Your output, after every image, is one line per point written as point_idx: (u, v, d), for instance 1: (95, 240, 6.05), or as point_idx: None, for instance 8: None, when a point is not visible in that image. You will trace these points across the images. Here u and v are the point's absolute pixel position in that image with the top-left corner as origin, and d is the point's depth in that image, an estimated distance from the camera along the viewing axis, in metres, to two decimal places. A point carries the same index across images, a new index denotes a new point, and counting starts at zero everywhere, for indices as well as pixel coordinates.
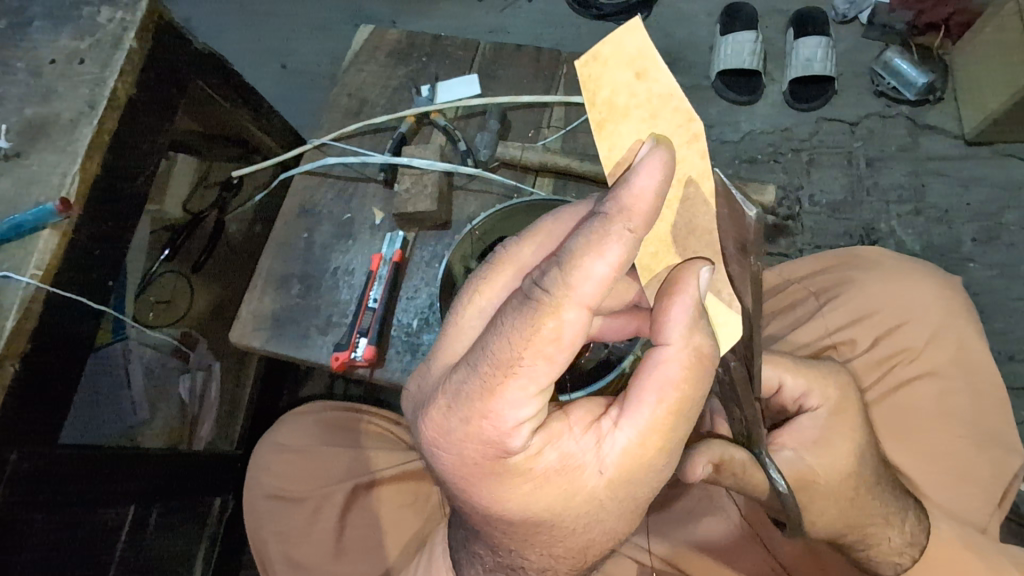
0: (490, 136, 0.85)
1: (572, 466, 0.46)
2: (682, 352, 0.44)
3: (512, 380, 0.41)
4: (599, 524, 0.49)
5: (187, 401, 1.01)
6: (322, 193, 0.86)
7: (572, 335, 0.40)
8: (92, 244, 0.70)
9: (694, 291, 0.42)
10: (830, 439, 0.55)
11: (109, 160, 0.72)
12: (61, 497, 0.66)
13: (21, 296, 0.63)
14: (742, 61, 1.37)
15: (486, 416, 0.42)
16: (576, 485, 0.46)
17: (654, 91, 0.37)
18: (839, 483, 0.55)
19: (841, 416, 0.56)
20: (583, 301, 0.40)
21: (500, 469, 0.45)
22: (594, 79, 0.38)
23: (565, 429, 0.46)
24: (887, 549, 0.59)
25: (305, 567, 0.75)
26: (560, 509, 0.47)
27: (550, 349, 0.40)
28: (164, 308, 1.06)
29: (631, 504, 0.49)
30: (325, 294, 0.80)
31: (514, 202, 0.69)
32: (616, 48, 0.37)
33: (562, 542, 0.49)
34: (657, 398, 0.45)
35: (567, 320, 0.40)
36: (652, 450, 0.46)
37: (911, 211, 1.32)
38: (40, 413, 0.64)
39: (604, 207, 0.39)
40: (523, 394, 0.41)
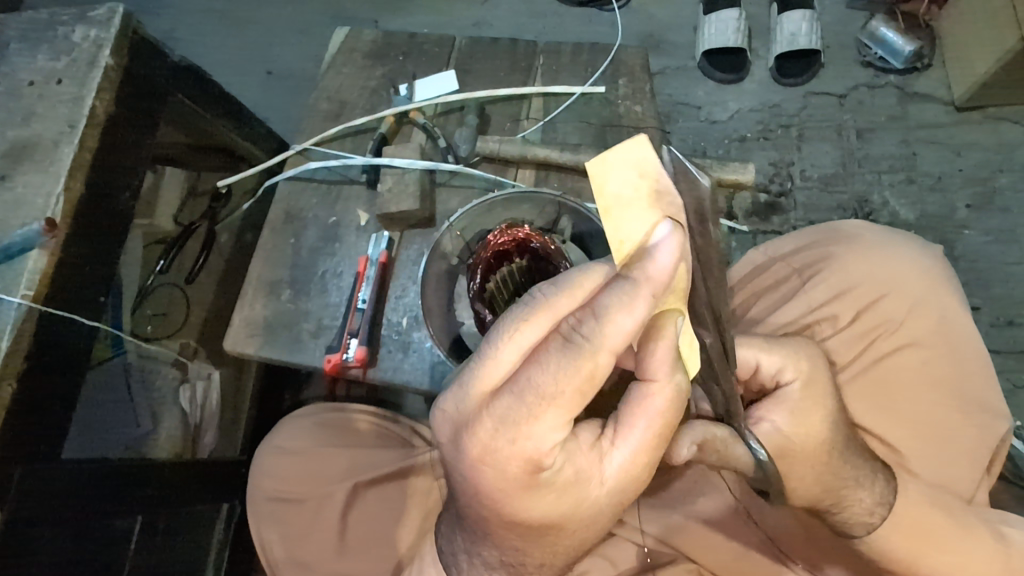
0: (468, 132, 0.86)
1: (584, 480, 0.48)
2: (668, 388, 0.46)
3: (555, 413, 0.43)
4: (596, 524, 0.52)
5: (188, 410, 1.02)
6: (308, 198, 0.87)
7: (602, 376, 0.44)
8: (80, 261, 0.70)
9: (673, 336, 0.44)
10: (807, 410, 0.56)
11: (92, 178, 0.72)
12: (69, 510, 0.68)
13: (14, 316, 0.64)
14: (727, 40, 1.36)
15: (529, 441, 0.44)
16: (586, 496, 0.49)
17: (656, 189, 0.40)
18: (814, 447, 0.55)
19: (813, 391, 0.57)
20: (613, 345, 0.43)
21: (529, 486, 0.46)
22: (601, 177, 0.39)
23: (580, 449, 0.48)
24: (859, 504, 0.58)
25: (308, 566, 0.76)
26: (566, 518, 0.50)
27: (585, 388, 0.43)
28: (161, 321, 1.08)
29: (621, 509, 0.52)
30: (314, 298, 0.81)
31: (490, 196, 0.66)
32: (623, 150, 0.39)
33: (561, 544, 0.53)
34: (654, 426, 0.48)
35: (601, 364, 0.43)
36: (645, 469, 0.50)
37: (903, 180, 1.31)
38: (41, 428, 0.65)
39: (631, 273, 0.42)
40: (559, 425, 0.44)
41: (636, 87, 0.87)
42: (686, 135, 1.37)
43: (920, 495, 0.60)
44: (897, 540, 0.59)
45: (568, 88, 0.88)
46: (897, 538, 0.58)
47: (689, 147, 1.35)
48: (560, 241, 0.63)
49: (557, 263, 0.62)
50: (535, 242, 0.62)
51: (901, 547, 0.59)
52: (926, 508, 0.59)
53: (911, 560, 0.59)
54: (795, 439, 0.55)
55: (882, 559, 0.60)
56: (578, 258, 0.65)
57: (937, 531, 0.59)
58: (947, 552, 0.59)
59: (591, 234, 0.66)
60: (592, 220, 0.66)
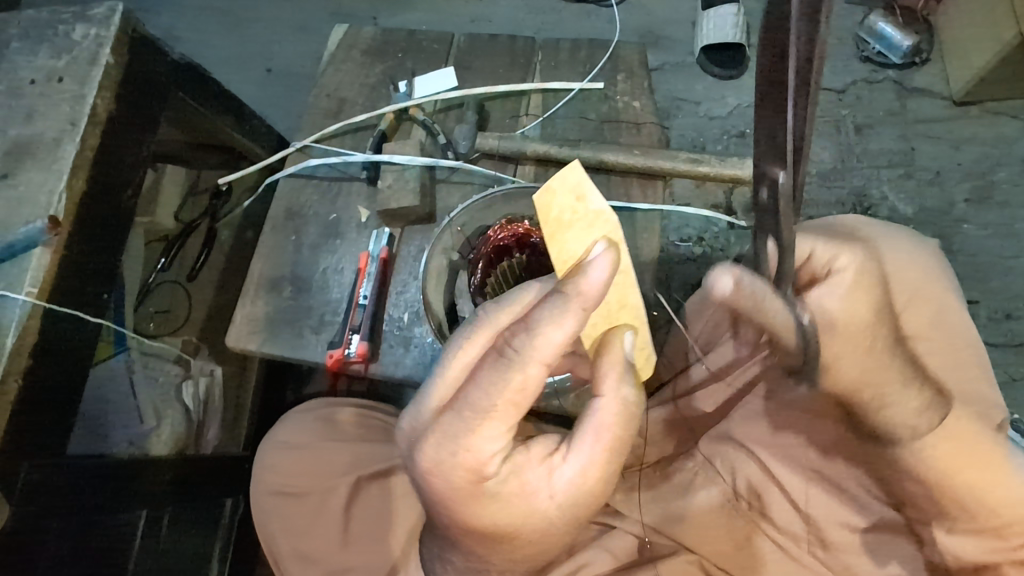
0: (468, 128, 0.85)
1: (533, 488, 0.55)
2: (613, 403, 0.53)
3: (492, 421, 0.51)
4: (553, 531, 0.58)
5: (192, 408, 1.02)
6: (308, 195, 0.87)
7: (534, 387, 0.50)
8: (83, 259, 0.71)
9: (618, 357, 0.51)
10: (856, 296, 0.56)
11: (94, 175, 0.73)
12: (74, 505, 0.69)
13: (19, 313, 0.64)
14: (726, 35, 1.36)
15: (471, 451, 0.52)
16: (537, 504, 0.55)
17: (591, 210, 0.43)
18: (855, 327, 0.56)
19: (866, 285, 0.57)
20: (544, 361, 0.48)
21: (480, 493, 0.54)
22: (546, 205, 0.42)
23: (528, 460, 0.55)
24: (898, 408, 0.56)
25: (312, 558, 0.77)
26: (519, 524, 0.57)
27: (518, 397, 0.50)
28: (164, 318, 1.10)
29: (574, 521, 0.58)
30: (316, 295, 0.82)
31: (490, 192, 0.66)
32: (561, 178, 0.42)
33: (519, 548, 0.60)
34: (598, 438, 0.54)
35: (530, 375, 0.49)
36: (594, 482, 0.55)
37: (902, 175, 1.32)
38: (47, 424, 0.66)
39: (564, 288, 0.45)
40: (496, 432, 0.51)
41: (633, 82, 0.88)
42: (685, 131, 1.37)
43: (979, 422, 0.55)
44: (946, 455, 0.54)
45: (566, 84, 0.88)
46: (937, 454, 0.54)
47: (688, 143, 1.35)
48: None
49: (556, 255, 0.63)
50: (533, 237, 0.64)
51: (941, 464, 0.55)
52: (976, 429, 0.55)
53: (945, 483, 0.55)
54: (838, 325, 0.56)
55: (920, 477, 0.56)
56: None
57: (990, 460, 0.54)
58: (993, 492, 0.54)
59: None
60: None
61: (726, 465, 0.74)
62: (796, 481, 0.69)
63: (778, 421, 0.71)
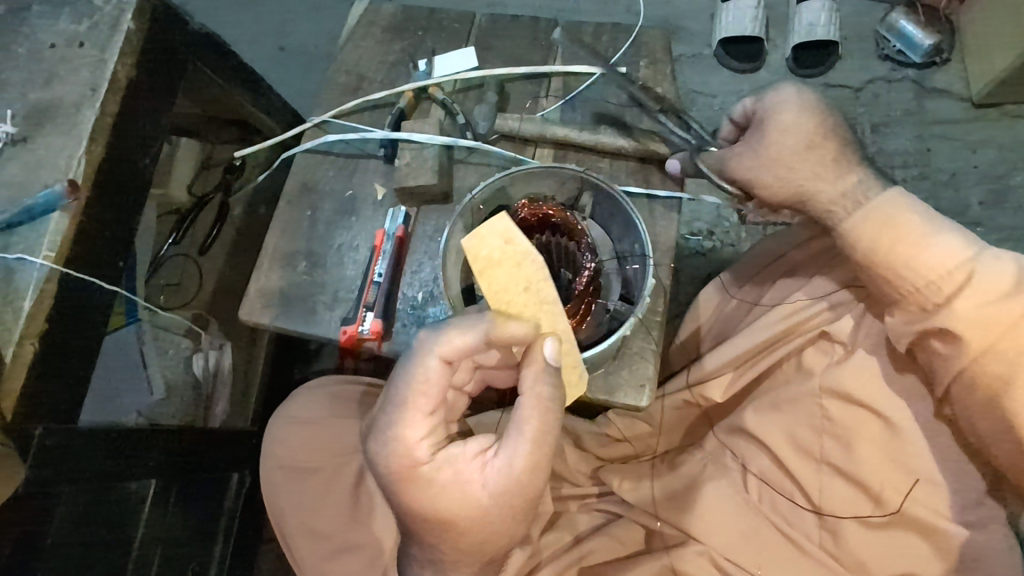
0: (488, 108, 0.86)
1: (464, 481, 0.58)
2: (532, 399, 0.56)
3: (411, 408, 0.57)
4: (491, 525, 0.60)
5: (200, 379, 1.03)
6: (324, 171, 0.87)
7: (437, 378, 0.56)
8: (101, 225, 0.71)
9: (536, 359, 0.55)
10: (779, 126, 0.69)
11: (113, 142, 0.72)
12: (87, 472, 0.69)
13: (36, 277, 0.65)
14: (744, 28, 1.36)
15: (402, 442, 0.57)
16: (469, 497, 0.58)
17: (517, 251, 0.54)
18: (784, 139, 0.68)
19: (795, 115, 0.68)
20: (443, 353, 0.55)
21: (416, 483, 0.58)
22: (476, 249, 0.54)
23: (461, 455, 0.58)
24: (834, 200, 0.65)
25: (321, 534, 0.78)
26: (456, 511, 0.59)
27: (428, 387, 0.56)
28: (173, 291, 1.10)
29: (511, 512, 0.59)
30: (331, 270, 0.82)
31: (513, 170, 0.65)
32: (491, 226, 0.54)
33: (464, 540, 0.61)
34: (522, 433, 0.57)
35: (432, 367, 0.56)
36: (523, 472, 0.57)
37: (916, 175, 1.31)
38: (60, 389, 0.66)
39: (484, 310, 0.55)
40: (418, 419, 0.57)
41: (656, 69, 0.87)
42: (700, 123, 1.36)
43: (909, 204, 0.61)
44: (870, 229, 0.62)
45: (588, 68, 0.87)
46: (866, 229, 0.62)
47: None
48: (581, 217, 0.62)
49: (580, 239, 0.61)
50: (554, 217, 0.61)
51: (872, 242, 0.61)
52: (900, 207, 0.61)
53: (875, 258, 0.61)
54: (759, 154, 0.69)
55: (857, 257, 0.63)
56: (599, 235, 0.65)
57: (906, 228, 0.60)
58: (921, 261, 0.59)
59: (608, 213, 0.65)
60: (615, 199, 0.64)
61: (736, 455, 0.75)
62: (806, 468, 0.68)
63: (794, 411, 0.70)
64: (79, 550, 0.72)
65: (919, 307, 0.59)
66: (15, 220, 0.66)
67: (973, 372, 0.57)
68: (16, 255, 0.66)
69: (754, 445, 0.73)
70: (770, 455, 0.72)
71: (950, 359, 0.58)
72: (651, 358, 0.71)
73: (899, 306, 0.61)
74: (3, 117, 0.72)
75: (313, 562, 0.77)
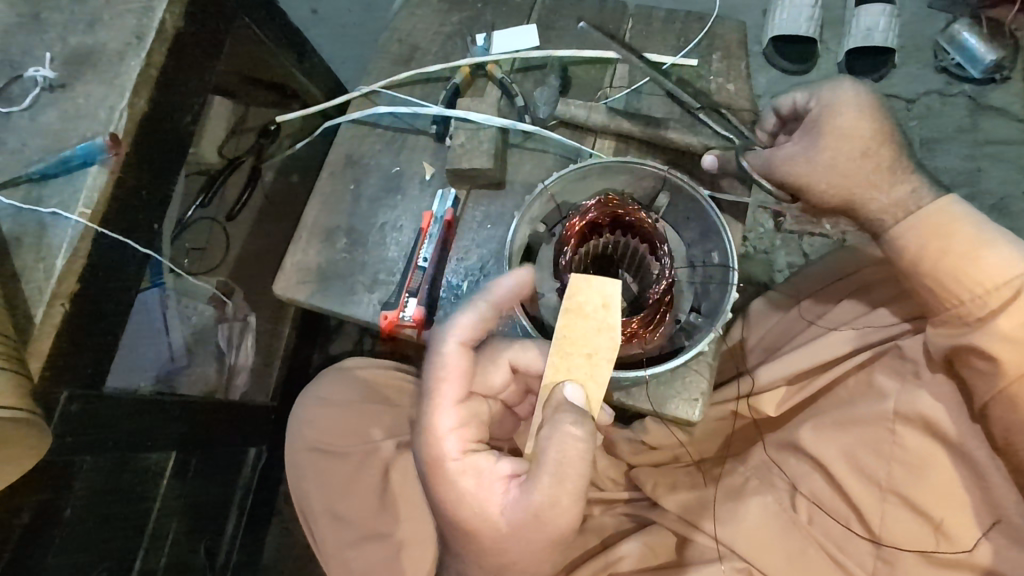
0: (551, 93, 0.80)
1: (485, 498, 0.55)
2: (559, 440, 0.51)
3: (443, 405, 0.57)
4: (507, 553, 0.57)
5: (224, 349, 1.00)
6: (371, 144, 0.82)
7: (459, 372, 0.57)
8: (138, 184, 0.67)
9: (565, 402, 0.51)
10: (834, 129, 0.65)
11: (156, 97, 0.68)
12: (109, 441, 0.65)
13: (70, 234, 0.61)
14: (799, 28, 1.27)
15: (432, 439, 0.57)
16: (488, 515, 0.55)
17: (604, 321, 0.52)
18: (844, 140, 0.65)
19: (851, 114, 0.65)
20: (460, 337, 0.57)
21: (439, 486, 0.57)
22: (576, 289, 0.52)
23: (488, 469, 0.56)
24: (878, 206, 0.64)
25: (347, 521, 0.76)
26: (474, 527, 0.56)
27: (452, 380, 0.57)
28: (199, 255, 1.06)
29: (532, 547, 0.55)
30: (371, 250, 0.78)
31: (589, 161, 0.61)
32: (597, 282, 0.52)
33: (485, 557, 0.58)
34: (544, 475, 0.52)
35: (454, 357, 0.57)
36: (544, 515, 0.52)
37: (964, 196, 1.25)
38: (89, 354, 0.63)
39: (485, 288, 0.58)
40: (447, 417, 0.57)
41: (730, 64, 0.82)
42: None
43: (962, 214, 0.60)
44: (919, 237, 0.60)
45: (658, 57, 0.82)
46: (916, 239, 0.60)
47: None
48: (658, 220, 0.58)
49: (657, 245, 0.56)
50: (630, 217, 0.57)
51: (920, 248, 0.60)
52: (952, 218, 0.60)
53: (919, 266, 0.60)
54: (810, 157, 0.66)
55: (901, 262, 0.62)
56: (674, 240, 0.62)
57: (956, 239, 0.59)
58: (969, 273, 0.58)
59: (683, 216, 0.63)
60: (694, 204, 0.62)
61: (786, 474, 0.70)
62: (869, 496, 0.64)
63: (862, 433, 0.66)
64: (98, 521, 0.69)
65: (961, 320, 0.59)
66: (50, 171, 0.62)
67: (1017, 390, 0.55)
68: (50, 209, 0.62)
69: (807, 464, 0.68)
70: (828, 478, 0.67)
71: (997, 373, 0.56)
72: (707, 372, 0.66)
73: (938, 315, 0.61)
74: (41, 59, 0.67)
75: (335, 546, 0.76)
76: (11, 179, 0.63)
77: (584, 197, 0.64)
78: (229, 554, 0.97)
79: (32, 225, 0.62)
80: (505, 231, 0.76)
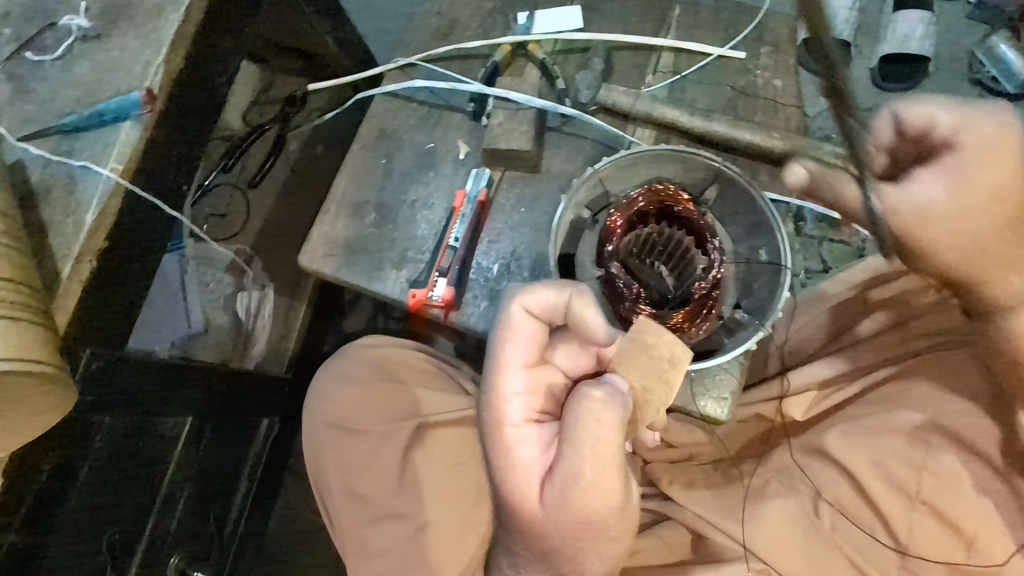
0: (593, 77, 0.78)
1: (532, 468, 0.55)
2: (604, 416, 0.49)
3: (501, 364, 0.56)
4: (552, 534, 0.55)
5: (242, 318, 0.99)
6: (404, 118, 0.80)
7: (524, 333, 0.55)
8: (170, 143, 0.65)
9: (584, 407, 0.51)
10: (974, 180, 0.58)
11: (193, 55, 0.66)
12: (126, 403, 0.63)
13: (101, 189, 0.59)
14: (834, 29, 1.10)
15: (499, 401, 0.56)
16: (532, 487, 0.55)
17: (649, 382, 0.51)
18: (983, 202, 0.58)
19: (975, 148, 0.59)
20: (527, 304, 0.55)
21: (492, 449, 0.57)
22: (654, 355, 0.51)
23: (541, 440, 0.56)
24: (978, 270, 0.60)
25: (363, 498, 0.76)
26: (520, 499, 0.55)
27: (515, 342, 0.55)
28: (218, 222, 1.06)
29: (577, 528, 0.54)
30: (401, 227, 0.76)
31: (640, 149, 0.60)
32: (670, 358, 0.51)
33: (530, 536, 0.58)
34: (591, 451, 0.50)
35: (517, 316, 0.55)
36: (592, 491, 0.51)
37: None
38: (114, 313, 0.61)
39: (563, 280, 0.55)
40: (506, 377, 0.56)
41: (778, 59, 0.80)
42: None
43: None
44: None
45: (705, 48, 0.80)
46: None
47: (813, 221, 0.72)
48: (707, 213, 0.57)
49: (707, 239, 0.56)
50: (680, 208, 0.56)
51: None
52: None
53: None
54: (949, 205, 0.59)
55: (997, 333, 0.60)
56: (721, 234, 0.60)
57: None
58: None
59: (731, 210, 0.62)
60: (743, 196, 0.60)
61: (809, 479, 0.68)
62: (897, 506, 0.63)
63: (891, 443, 0.65)
64: (113, 483, 0.68)
65: None
66: (82, 124, 0.61)
67: None
68: (80, 162, 0.60)
69: (832, 470, 0.67)
70: (854, 485, 0.66)
71: None
72: (735, 370, 0.65)
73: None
74: (76, 9, 0.65)
75: (351, 525, 0.76)
76: (41, 130, 0.61)
77: (631, 185, 0.63)
78: (236, 525, 0.97)
79: (61, 177, 0.60)
80: (539, 215, 0.74)
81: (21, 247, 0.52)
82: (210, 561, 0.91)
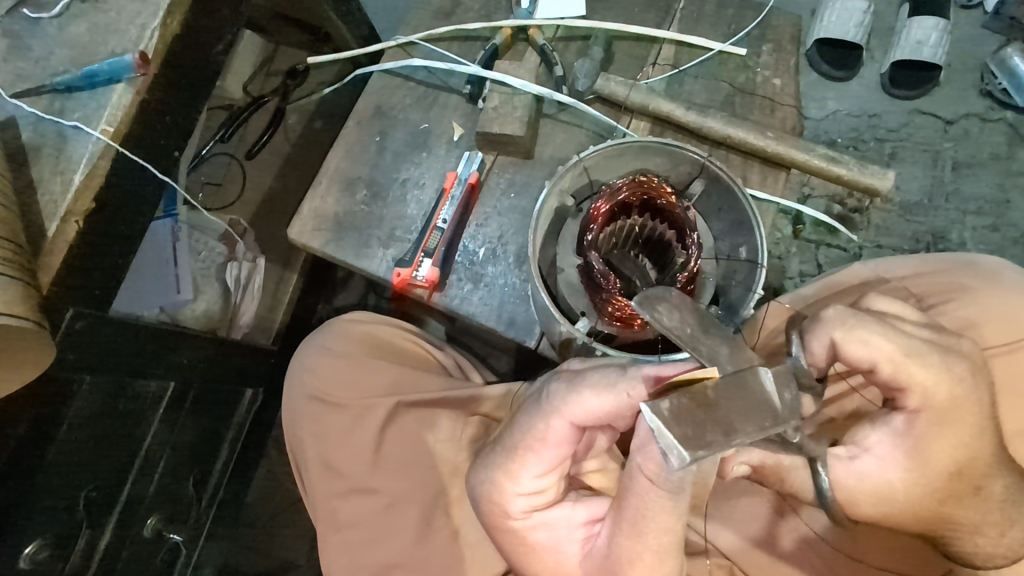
0: (591, 65, 0.77)
1: (561, 550, 0.55)
2: (639, 502, 0.46)
3: (533, 464, 0.54)
4: None
5: (230, 288, 1.01)
6: (401, 97, 0.80)
7: (557, 438, 0.53)
8: (162, 109, 0.65)
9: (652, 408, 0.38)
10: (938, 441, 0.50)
11: (190, 20, 0.66)
12: (109, 362, 0.64)
13: (91, 148, 0.60)
14: (845, 33, 1.08)
15: (499, 499, 0.57)
16: (564, 566, 0.55)
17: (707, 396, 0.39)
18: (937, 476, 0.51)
19: (963, 395, 0.49)
20: (571, 417, 0.51)
21: (510, 538, 0.58)
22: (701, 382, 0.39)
23: (565, 520, 0.56)
24: (970, 526, 0.54)
25: (336, 470, 0.77)
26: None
27: (540, 445, 0.53)
28: (215, 191, 1.07)
29: None
30: (391, 206, 0.76)
31: (628, 140, 0.60)
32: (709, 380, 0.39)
33: None
34: (633, 535, 0.47)
35: (554, 426, 0.52)
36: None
37: (988, 226, 1.10)
38: (101, 275, 0.62)
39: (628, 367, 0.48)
40: (532, 474, 0.55)
41: (779, 58, 0.81)
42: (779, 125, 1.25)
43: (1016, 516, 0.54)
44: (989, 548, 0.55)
45: (707, 42, 0.79)
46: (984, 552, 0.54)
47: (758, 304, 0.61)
48: (690, 207, 0.57)
49: (687, 233, 0.56)
50: (663, 201, 0.56)
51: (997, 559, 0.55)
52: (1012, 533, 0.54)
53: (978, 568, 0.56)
54: (889, 484, 0.51)
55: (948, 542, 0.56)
56: (703, 231, 0.63)
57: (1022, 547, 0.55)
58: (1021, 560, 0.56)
59: (715, 207, 0.62)
60: (729, 194, 0.60)
61: None
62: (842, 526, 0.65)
63: None
64: (93, 441, 0.69)
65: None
66: (76, 83, 0.61)
67: None
68: (71, 122, 0.60)
69: None
70: None
71: None
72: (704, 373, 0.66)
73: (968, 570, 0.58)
74: None
75: (322, 494, 0.77)
76: (35, 87, 0.61)
77: (620, 176, 0.63)
78: (216, 492, 0.98)
79: (51, 135, 0.60)
80: (528, 202, 0.75)
81: (8, 203, 0.53)
82: (188, 524, 0.93)
